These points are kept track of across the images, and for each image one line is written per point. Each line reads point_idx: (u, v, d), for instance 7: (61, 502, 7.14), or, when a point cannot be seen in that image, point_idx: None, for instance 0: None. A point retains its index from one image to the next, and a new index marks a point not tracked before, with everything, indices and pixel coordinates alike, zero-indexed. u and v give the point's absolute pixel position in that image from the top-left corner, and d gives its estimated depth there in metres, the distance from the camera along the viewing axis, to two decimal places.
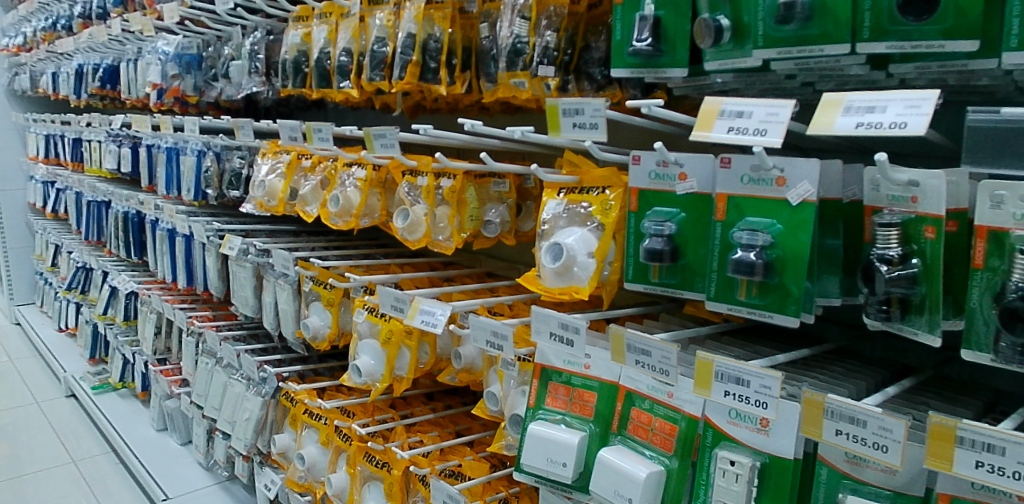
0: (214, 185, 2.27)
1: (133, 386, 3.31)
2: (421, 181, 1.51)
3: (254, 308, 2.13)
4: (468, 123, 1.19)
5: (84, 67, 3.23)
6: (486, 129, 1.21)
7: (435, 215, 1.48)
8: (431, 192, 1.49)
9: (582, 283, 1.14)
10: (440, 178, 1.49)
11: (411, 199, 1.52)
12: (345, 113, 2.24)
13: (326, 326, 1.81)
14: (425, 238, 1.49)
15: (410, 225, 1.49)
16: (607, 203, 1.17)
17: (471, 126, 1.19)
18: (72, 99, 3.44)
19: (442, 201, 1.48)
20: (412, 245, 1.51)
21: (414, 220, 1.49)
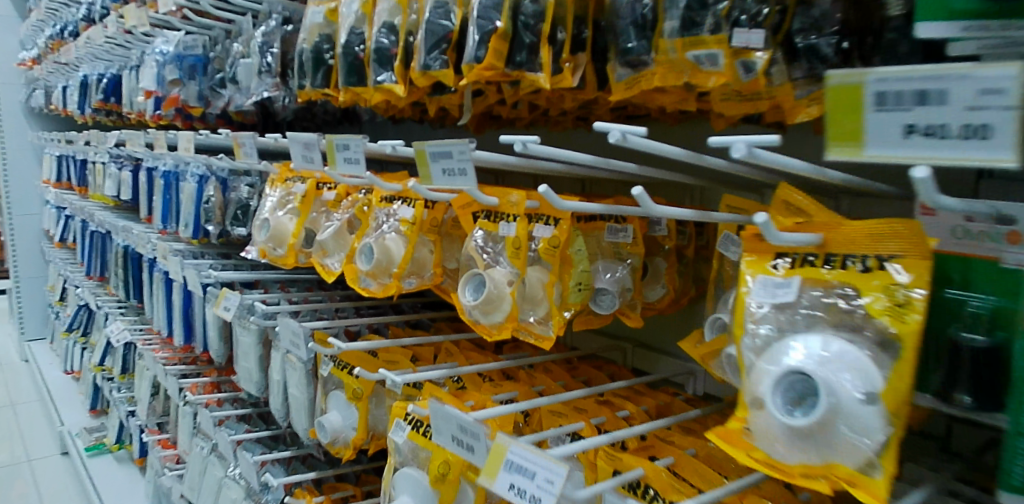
0: (216, 219, 1.75)
1: (131, 448, 2.83)
2: (503, 227, 0.90)
3: (260, 386, 1.59)
4: (615, 128, 0.61)
5: (89, 78, 2.79)
6: (649, 143, 0.63)
7: (526, 285, 0.88)
8: (515, 248, 0.89)
9: (854, 463, 0.56)
10: (534, 223, 0.89)
11: (487, 258, 0.91)
12: (385, 126, 1.73)
13: (351, 428, 1.26)
14: (511, 322, 0.87)
15: (486, 303, 0.86)
16: (898, 294, 0.57)
17: (621, 137, 0.61)
18: (79, 116, 3.01)
19: (537, 261, 0.89)
20: (487, 335, 0.89)
21: (499, 293, 0.87)
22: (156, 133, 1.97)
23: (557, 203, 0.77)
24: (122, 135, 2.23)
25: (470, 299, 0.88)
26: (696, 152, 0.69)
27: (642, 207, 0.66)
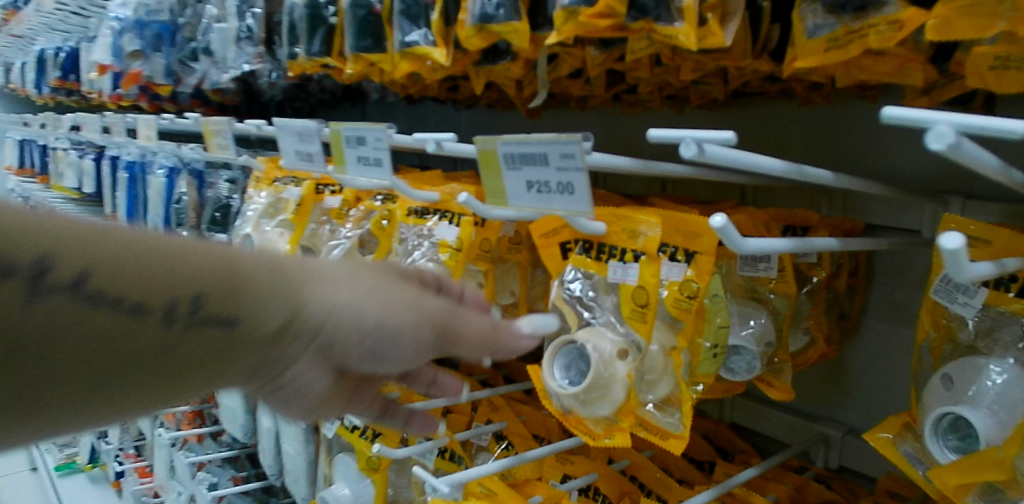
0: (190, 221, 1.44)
1: (106, 468, 2.51)
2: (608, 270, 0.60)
3: (247, 431, 1.28)
4: (945, 122, 0.31)
5: (45, 52, 2.44)
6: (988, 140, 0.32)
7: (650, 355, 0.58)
8: (632, 307, 0.59)
9: None
10: (658, 259, 0.59)
11: (588, 316, 0.62)
12: (396, 106, 1.42)
13: None
14: (630, 411, 0.57)
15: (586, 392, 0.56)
16: None
17: (954, 141, 0.31)
18: (39, 96, 2.66)
19: (669, 316, 0.59)
20: (595, 431, 0.59)
21: (605, 379, 0.56)
22: (114, 115, 1.64)
23: (735, 243, 0.45)
24: (76, 118, 1.89)
25: (560, 386, 0.58)
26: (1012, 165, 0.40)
27: (949, 271, 0.37)
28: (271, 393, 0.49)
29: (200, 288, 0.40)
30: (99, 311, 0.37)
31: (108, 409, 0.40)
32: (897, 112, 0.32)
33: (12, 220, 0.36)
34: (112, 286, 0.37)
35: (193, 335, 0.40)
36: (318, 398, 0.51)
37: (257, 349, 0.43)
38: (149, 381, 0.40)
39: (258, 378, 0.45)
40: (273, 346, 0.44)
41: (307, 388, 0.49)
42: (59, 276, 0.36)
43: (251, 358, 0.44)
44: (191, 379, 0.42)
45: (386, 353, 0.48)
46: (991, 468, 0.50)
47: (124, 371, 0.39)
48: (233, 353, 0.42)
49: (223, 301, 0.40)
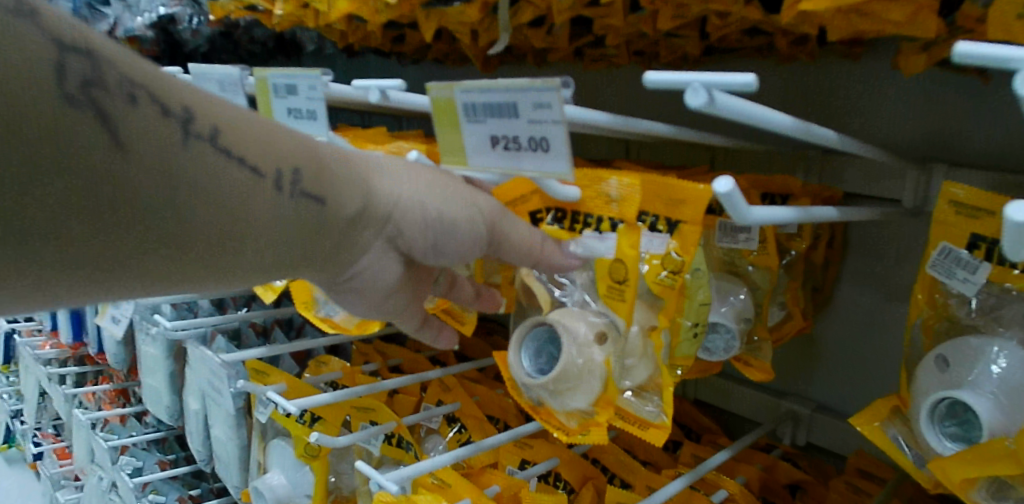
0: None
1: (24, 450, 2.35)
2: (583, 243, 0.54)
3: (174, 413, 1.18)
4: None
5: None
6: None
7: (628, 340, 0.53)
8: (609, 284, 0.53)
9: None
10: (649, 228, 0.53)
11: (559, 296, 0.57)
12: (334, 59, 1.31)
13: (303, 496, 0.84)
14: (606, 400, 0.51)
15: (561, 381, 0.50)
16: None
17: None
18: None
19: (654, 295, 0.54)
20: (574, 427, 0.53)
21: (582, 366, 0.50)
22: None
23: (740, 212, 0.40)
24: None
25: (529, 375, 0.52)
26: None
27: (1006, 248, 0.34)
28: (336, 283, 0.54)
29: (299, 163, 0.44)
30: (229, 168, 0.41)
31: (220, 271, 0.43)
32: (972, 45, 0.29)
33: (147, 71, 0.37)
34: (239, 147, 0.41)
35: (296, 207, 0.44)
36: (381, 293, 0.56)
37: (335, 232, 0.48)
38: (259, 245, 0.44)
39: (333, 263, 0.50)
40: (349, 230, 0.49)
41: (372, 280, 0.54)
42: (201, 128, 0.39)
43: (331, 241, 0.48)
44: (284, 253, 0.46)
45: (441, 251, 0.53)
46: (1003, 463, 0.45)
47: (246, 232, 0.43)
48: (321, 234, 0.47)
49: (318, 178, 0.45)
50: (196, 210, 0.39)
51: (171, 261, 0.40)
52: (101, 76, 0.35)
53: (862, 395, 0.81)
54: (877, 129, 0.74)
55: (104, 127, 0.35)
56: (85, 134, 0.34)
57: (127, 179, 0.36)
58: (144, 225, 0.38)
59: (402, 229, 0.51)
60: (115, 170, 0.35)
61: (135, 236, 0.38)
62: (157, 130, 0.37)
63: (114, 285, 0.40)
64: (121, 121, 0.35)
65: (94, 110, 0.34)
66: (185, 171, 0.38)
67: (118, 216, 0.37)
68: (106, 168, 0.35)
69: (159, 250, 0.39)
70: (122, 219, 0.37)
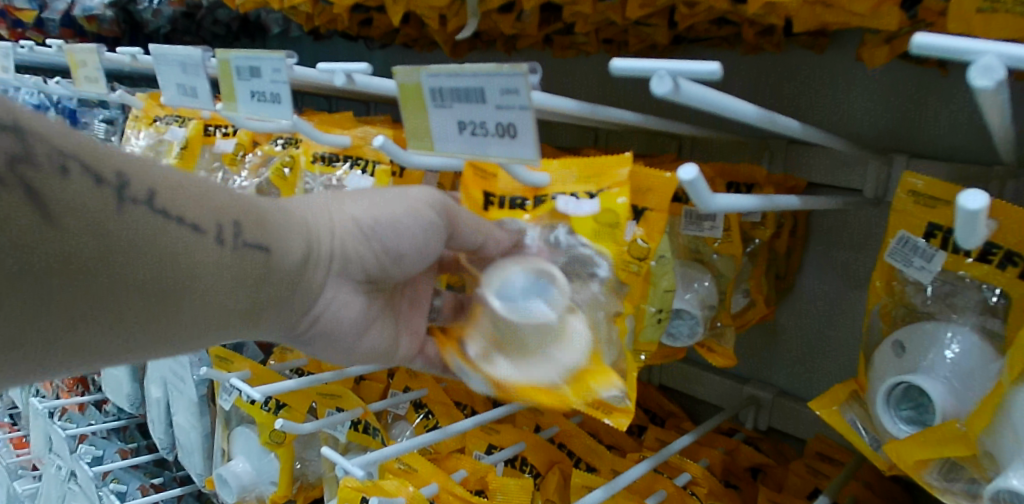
0: None
1: None
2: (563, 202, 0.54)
3: (135, 401, 1.16)
4: (991, 53, 0.28)
5: None
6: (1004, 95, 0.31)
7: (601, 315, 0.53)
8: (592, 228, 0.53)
9: None
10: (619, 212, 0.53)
11: None
12: (300, 43, 1.29)
13: (269, 483, 0.83)
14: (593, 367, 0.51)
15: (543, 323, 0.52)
16: None
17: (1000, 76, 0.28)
18: None
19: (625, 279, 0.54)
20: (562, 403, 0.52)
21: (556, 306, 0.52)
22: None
23: (704, 198, 0.40)
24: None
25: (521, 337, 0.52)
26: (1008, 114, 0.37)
27: (958, 235, 0.35)
28: (300, 333, 0.56)
29: (236, 217, 0.46)
30: (171, 228, 0.42)
31: (176, 331, 0.45)
32: (928, 38, 0.29)
33: (81, 142, 0.39)
34: (178, 206, 0.43)
35: (239, 259, 0.46)
36: (346, 328, 0.58)
37: (289, 277, 0.51)
38: (211, 300, 0.46)
39: (289, 311, 0.53)
40: (301, 274, 0.52)
41: (334, 316, 0.57)
42: (136, 192, 0.40)
43: (286, 287, 0.51)
44: (241, 307, 0.48)
45: (388, 269, 0.56)
46: (955, 444, 0.47)
47: (191, 294, 0.44)
48: (276, 277, 0.50)
49: (255, 228, 0.47)
50: (137, 276, 0.41)
51: (122, 326, 0.42)
52: (28, 150, 0.36)
53: (822, 380, 0.83)
54: (840, 120, 0.75)
55: (35, 207, 0.35)
56: (19, 216, 0.35)
57: (63, 253, 0.37)
58: (90, 303, 0.39)
59: (352, 255, 0.54)
60: (53, 247, 0.36)
61: (83, 311, 0.39)
62: (94, 200, 0.38)
63: (81, 353, 0.41)
64: (47, 192, 0.36)
65: (21, 186, 0.35)
66: (121, 239, 0.40)
67: (62, 298, 0.38)
68: (38, 244, 0.36)
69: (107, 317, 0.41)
70: (54, 296, 0.38)
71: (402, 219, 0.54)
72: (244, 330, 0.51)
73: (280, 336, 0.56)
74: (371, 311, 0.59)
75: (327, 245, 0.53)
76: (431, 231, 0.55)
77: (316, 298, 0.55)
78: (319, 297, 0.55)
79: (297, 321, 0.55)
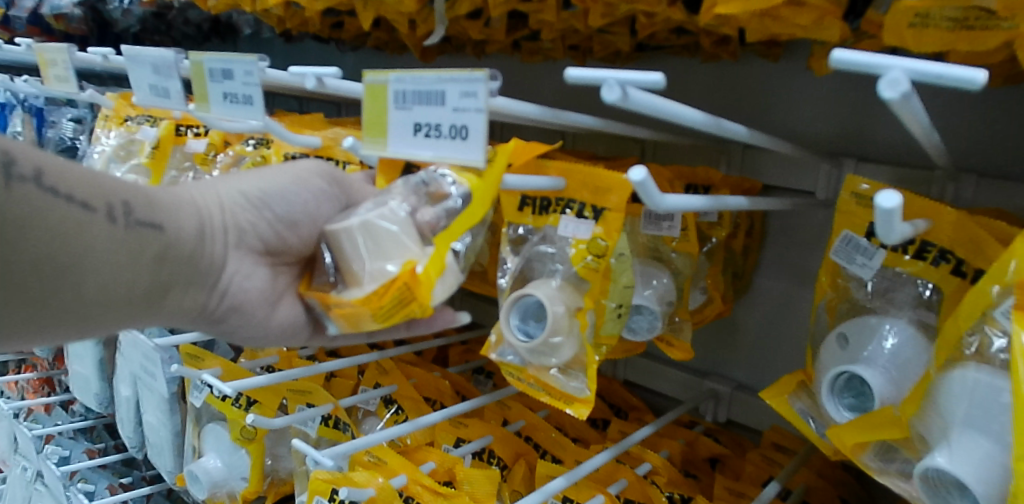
0: None
1: None
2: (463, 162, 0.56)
3: (103, 400, 1.15)
4: (898, 68, 0.31)
5: None
6: (913, 107, 0.34)
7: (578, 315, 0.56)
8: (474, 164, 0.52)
9: None
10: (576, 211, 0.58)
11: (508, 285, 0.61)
12: (271, 44, 1.30)
13: (239, 478, 0.84)
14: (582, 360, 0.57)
15: (362, 228, 0.48)
16: None
17: (905, 89, 0.32)
18: None
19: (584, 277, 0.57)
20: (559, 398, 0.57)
21: (410, 225, 0.48)
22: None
23: (653, 199, 0.43)
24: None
25: (516, 335, 0.56)
26: (931, 122, 0.40)
27: (879, 232, 0.39)
28: (213, 314, 0.59)
29: (126, 197, 0.51)
30: (59, 205, 0.47)
31: (80, 311, 0.50)
32: (846, 53, 0.32)
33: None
34: (60, 185, 0.48)
35: (133, 236, 0.51)
36: (252, 303, 0.60)
37: (184, 253, 0.54)
38: (113, 276, 0.51)
39: (192, 289, 0.56)
40: (198, 251, 0.56)
41: (242, 293, 0.59)
42: (24, 170, 0.46)
43: (186, 265, 0.55)
44: (137, 285, 0.52)
45: (288, 242, 0.59)
46: (889, 427, 0.50)
47: (91, 270, 0.49)
48: (172, 251, 0.54)
49: (145, 207, 0.52)
50: (28, 253, 0.46)
51: (43, 309, 0.49)
52: None
53: (776, 374, 0.87)
54: (793, 124, 0.79)
55: None
56: None
57: None
58: None
59: (245, 227, 0.58)
60: None
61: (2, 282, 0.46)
62: None
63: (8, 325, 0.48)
64: None
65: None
66: (10, 210, 0.45)
67: None
68: None
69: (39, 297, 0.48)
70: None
71: (288, 187, 0.58)
72: (146, 311, 0.54)
73: (191, 321, 0.59)
74: (282, 289, 0.62)
75: (219, 219, 0.57)
76: (323, 197, 0.58)
77: (219, 273, 0.58)
78: (223, 273, 0.58)
79: (203, 300, 0.58)
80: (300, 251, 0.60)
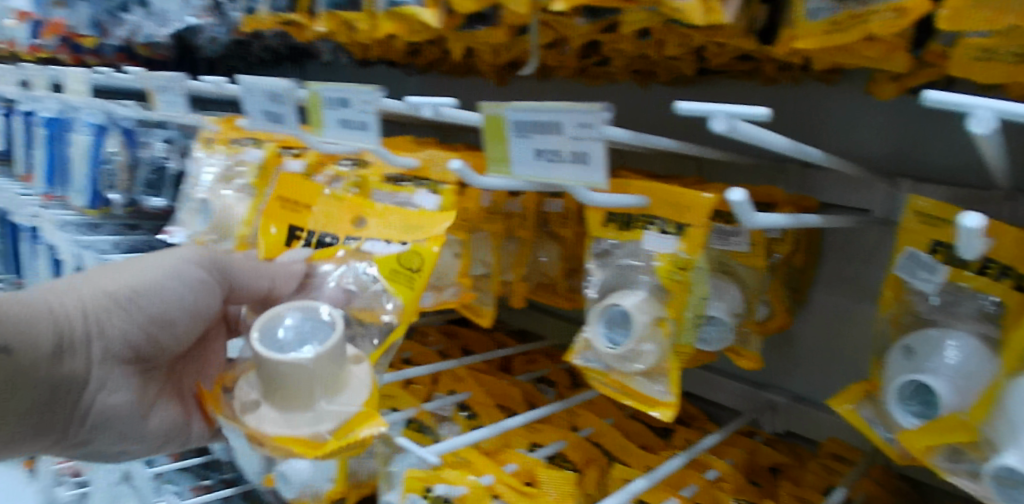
0: (121, 185, 1.22)
1: None
2: (368, 244, 0.70)
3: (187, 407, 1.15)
4: (985, 109, 0.37)
5: None
6: (991, 139, 0.40)
7: (662, 327, 0.61)
8: (393, 270, 0.67)
9: None
10: (658, 228, 0.63)
11: (594, 297, 0.67)
12: (340, 69, 1.38)
13: (326, 479, 0.89)
14: (666, 369, 0.61)
15: (316, 376, 0.54)
16: None
17: (991, 125, 0.38)
18: None
19: (668, 290, 0.62)
20: (644, 404, 0.62)
21: (345, 365, 0.56)
22: (6, 64, 1.37)
23: (747, 217, 0.48)
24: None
25: (604, 344, 0.62)
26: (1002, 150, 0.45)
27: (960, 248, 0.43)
28: (76, 427, 0.66)
29: None
30: None
31: None
32: (938, 96, 0.37)
33: None
34: None
35: None
36: (124, 414, 0.68)
37: (42, 373, 0.62)
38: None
39: (61, 405, 0.64)
40: (55, 366, 0.63)
41: (112, 401, 0.67)
42: None
43: (38, 383, 0.62)
44: (33, 405, 0.62)
45: (160, 339, 0.68)
46: (959, 432, 0.54)
47: None
48: (23, 375, 0.60)
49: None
50: None
51: None
52: None
53: (832, 386, 0.91)
54: (849, 146, 0.83)
55: None
56: None
57: None
58: None
59: (111, 330, 0.65)
60: None
61: None
62: None
63: None
64: None
65: None
66: None
67: None
68: None
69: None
70: None
71: (159, 284, 0.66)
72: None
73: (54, 445, 0.66)
74: (150, 399, 0.70)
75: (83, 329, 0.64)
76: (200, 289, 0.68)
77: (84, 388, 0.65)
78: (85, 385, 0.65)
79: (68, 419, 0.65)
80: (172, 345, 0.70)
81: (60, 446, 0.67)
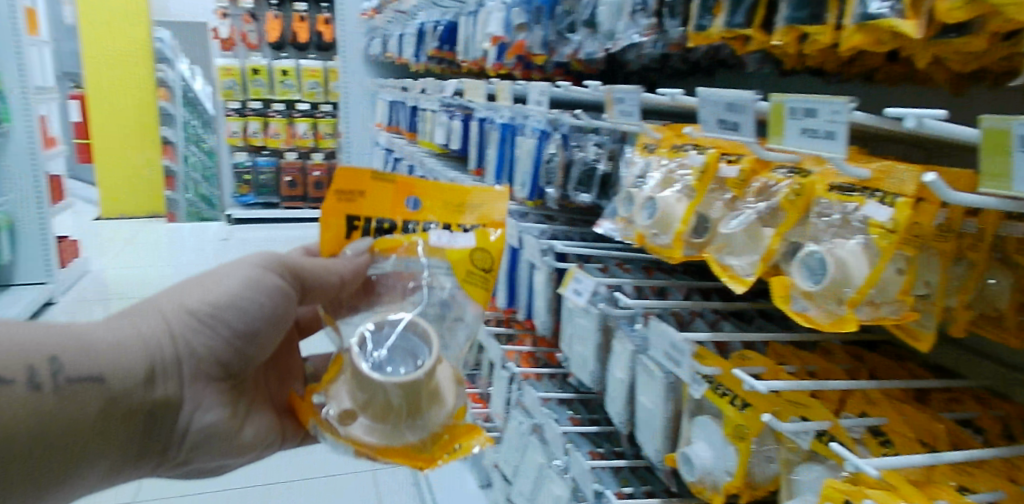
0: (557, 183, 1.41)
1: None
2: (433, 237, 0.83)
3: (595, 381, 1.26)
4: None
5: (393, 31, 2.75)
6: None
7: None
8: (468, 270, 0.83)
9: None
10: None
11: None
12: (754, 80, 1.41)
13: (724, 471, 0.93)
14: None
15: (426, 388, 0.71)
16: None
17: None
18: (382, 58, 2.99)
19: None
20: None
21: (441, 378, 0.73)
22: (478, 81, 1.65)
23: None
24: (428, 85, 2.10)
25: None
26: None
27: None
28: (182, 446, 0.75)
29: (60, 352, 0.65)
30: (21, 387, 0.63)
31: (64, 466, 0.67)
32: None
33: None
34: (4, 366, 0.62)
35: (77, 392, 0.65)
36: (220, 433, 0.77)
37: (139, 398, 0.70)
38: (88, 431, 0.68)
39: (163, 427, 0.73)
40: (150, 393, 0.71)
41: (207, 420, 0.75)
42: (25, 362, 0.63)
43: (137, 410, 0.70)
44: (136, 430, 0.71)
45: (240, 351, 0.76)
46: None
47: (61, 433, 0.66)
48: (125, 398, 0.69)
49: (77, 362, 0.66)
50: None
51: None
52: None
53: None
54: None
55: None
56: None
57: None
58: None
59: (199, 347, 0.74)
60: None
61: None
62: None
63: None
64: None
65: None
66: None
67: None
68: None
69: (36, 464, 0.65)
70: None
71: (237, 301, 0.75)
72: (57, 474, 0.67)
73: (160, 465, 0.76)
74: (241, 413, 0.80)
75: (174, 352, 0.73)
76: (275, 292, 0.78)
77: (181, 409, 0.74)
78: (180, 405, 0.73)
79: (168, 440, 0.74)
80: (252, 356, 0.78)
81: (164, 465, 0.77)
